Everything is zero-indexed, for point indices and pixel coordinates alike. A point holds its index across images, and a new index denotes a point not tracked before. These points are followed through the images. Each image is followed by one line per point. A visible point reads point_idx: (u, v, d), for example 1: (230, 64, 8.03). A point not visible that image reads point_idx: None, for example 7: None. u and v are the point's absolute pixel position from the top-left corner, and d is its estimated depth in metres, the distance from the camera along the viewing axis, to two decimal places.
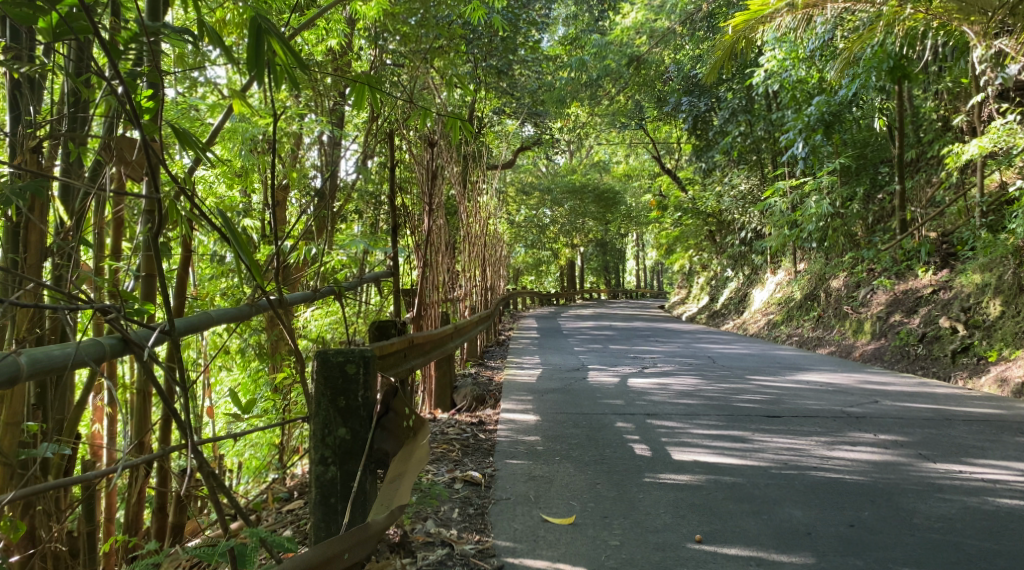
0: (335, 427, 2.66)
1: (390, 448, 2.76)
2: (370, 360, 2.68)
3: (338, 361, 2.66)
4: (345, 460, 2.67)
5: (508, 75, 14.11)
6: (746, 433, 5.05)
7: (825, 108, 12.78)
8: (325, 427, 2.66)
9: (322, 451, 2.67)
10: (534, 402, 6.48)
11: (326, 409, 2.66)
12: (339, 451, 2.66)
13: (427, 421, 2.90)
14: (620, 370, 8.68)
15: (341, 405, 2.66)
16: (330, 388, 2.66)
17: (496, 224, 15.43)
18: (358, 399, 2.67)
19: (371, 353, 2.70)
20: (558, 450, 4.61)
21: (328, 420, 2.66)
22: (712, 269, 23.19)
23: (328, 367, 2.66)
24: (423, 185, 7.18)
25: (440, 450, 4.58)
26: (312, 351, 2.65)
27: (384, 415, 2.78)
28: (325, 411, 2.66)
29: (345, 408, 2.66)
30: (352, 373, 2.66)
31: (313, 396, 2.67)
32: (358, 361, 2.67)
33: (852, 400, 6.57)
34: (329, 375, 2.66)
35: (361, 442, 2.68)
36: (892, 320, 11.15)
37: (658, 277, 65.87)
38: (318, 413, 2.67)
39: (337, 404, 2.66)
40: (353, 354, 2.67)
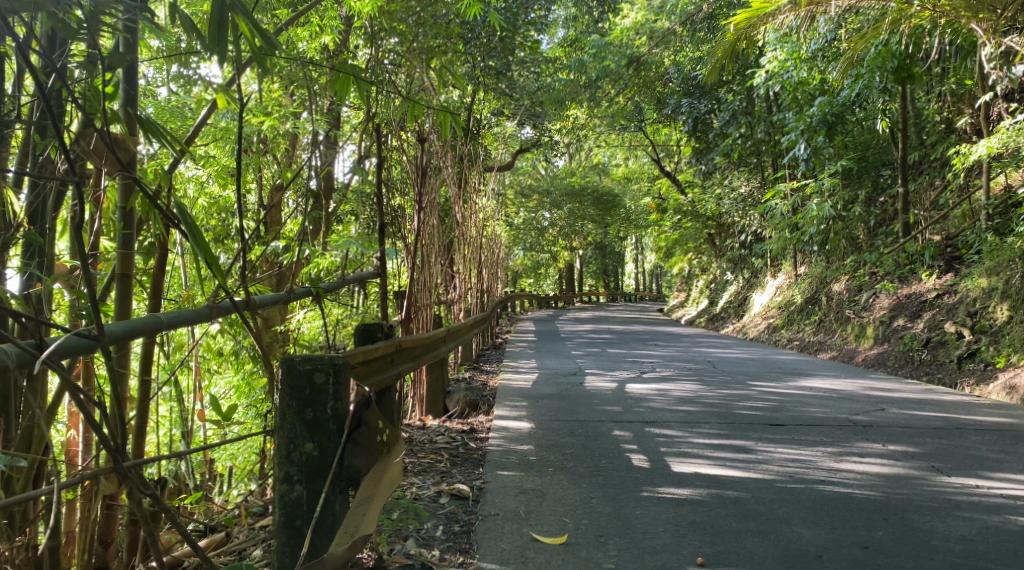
0: (301, 442, 2.46)
1: (363, 466, 2.51)
2: (342, 368, 2.47)
3: (306, 370, 2.45)
4: (312, 477, 2.47)
5: (507, 76, 13.89)
6: (749, 443, 4.83)
7: (827, 109, 12.54)
8: (291, 442, 2.47)
9: (288, 468, 2.47)
10: (528, 409, 6.25)
11: (292, 422, 2.46)
12: (305, 468, 2.46)
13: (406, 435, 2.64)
14: (618, 375, 8.45)
15: (308, 418, 2.45)
16: (297, 399, 2.46)
17: (494, 225, 15.22)
18: (327, 412, 2.46)
19: (342, 360, 2.48)
20: (552, 461, 4.39)
21: (293, 434, 2.46)
22: (711, 273, 22.99)
23: (295, 376, 2.45)
24: (415, 183, 6.96)
25: (428, 460, 4.35)
26: (279, 358, 2.45)
27: (357, 428, 2.53)
28: (291, 425, 2.46)
29: (312, 422, 2.46)
30: (321, 382, 2.45)
31: (279, 408, 2.47)
32: (328, 370, 2.46)
33: (857, 408, 6.35)
34: (296, 385, 2.46)
35: (329, 459, 2.47)
36: (895, 325, 10.94)
37: (657, 280, 65.65)
38: (283, 426, 2.47)
39: (305, 416, 2.46)
40: (323, 362, 2.45)
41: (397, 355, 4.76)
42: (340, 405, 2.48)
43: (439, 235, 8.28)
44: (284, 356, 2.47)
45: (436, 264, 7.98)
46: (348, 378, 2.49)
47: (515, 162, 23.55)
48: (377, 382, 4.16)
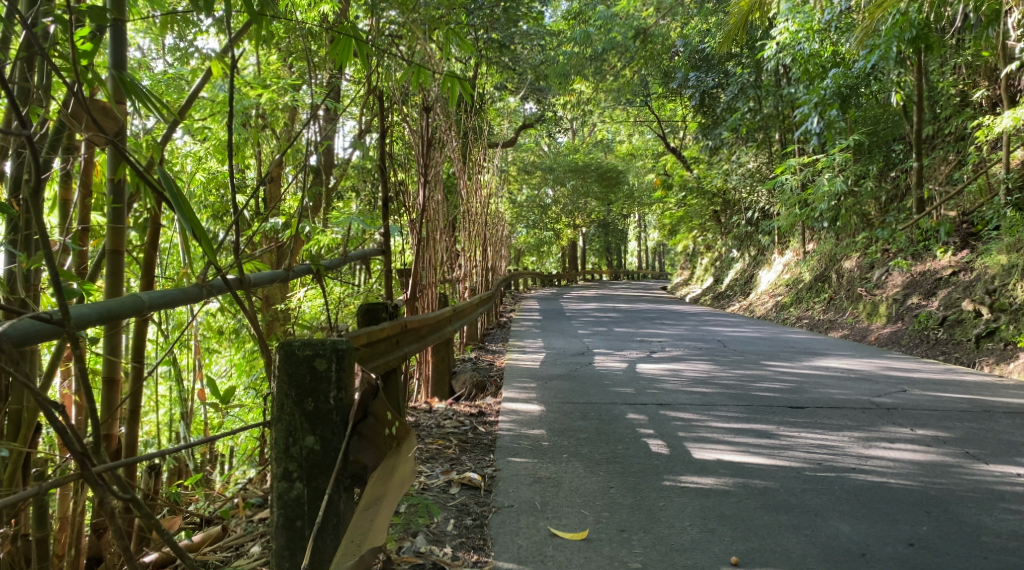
0: (302, 434, 2.25)
1: (369, 461, 2.29)
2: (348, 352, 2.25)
3: (306, 355, 2.23)
4: (312, 474, 2.26)
5: (511, 49, 13.56)
6: (771, 428, 4.62)
7: (841, 81, 12.16)
8: (289, 435, 2.26)
9: (286, 464, 2.26)
10: (538, 390, 6.03)
11: (292, 414, 2.25)
12: (306, 464, 2.26)
13: (413, 429, 2.40)
14: (627, 355, 8.23)
15: (309, 409, 2.24)
16: (297, 385, 2.24)
17: (497, 202, 14.95)
18: (329, 402, 2.24)
19: (345, 345, 2.25)
20: (566, 447, 4.17)
21: (292, 426, 2.25)
22: (716, 250, 22.73)
23: (293, 362, 2.23)
24: (420, 155, 6.68)
25: (435, 446, 4.13)
26: (276, 342, 2.22)
27: (363, 421, 2.30)
28: (291, 416, 2.25)
29: (313, 413, 2.24)
30: (324, 368, 2.23)
31: (276, 398, 2.25)
32: (330, 356, 2.23)
33: (878, 389, 6.13)
34: (294, 372, 2.24)
35: (332, 455, 2.26)
36: (909, 303, 10.71)
37: (660, 259, 65.30)
38: (280, 419, 2.25)
39: (305, 407, 2.24)
40: (326, 347, 2.23)
41: (401, 336, 4.54)
42: (344, 394, 2.26)
43: (443, 211, 8.03)
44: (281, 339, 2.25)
45: (440, 240, 7.75)
46: (353, 363, 2.28)
47: (518, 137, 23.24)
48: (377, 365, 3.93)
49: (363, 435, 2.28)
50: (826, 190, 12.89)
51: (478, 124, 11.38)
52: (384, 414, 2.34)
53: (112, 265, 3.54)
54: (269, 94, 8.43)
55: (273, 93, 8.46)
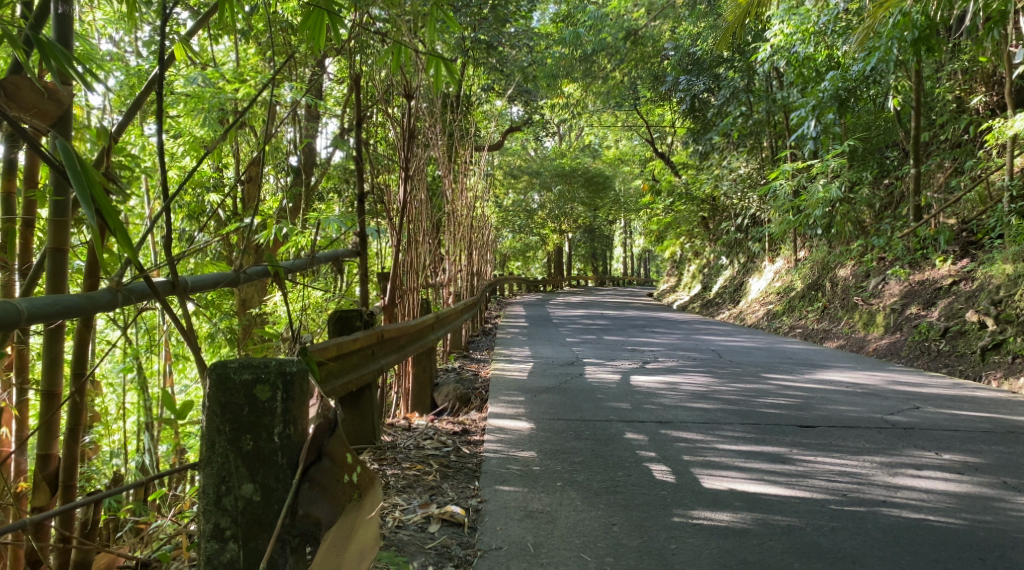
0: (239, 481, 2.01)
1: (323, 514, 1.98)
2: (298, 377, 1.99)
3: (245, 382, 1.98)
4: (249, 530, 2.01)
5: (500, 50, 13.12)
6: (784, 451, 4.21)
7: (840, 83, 11.78)
8: (223, 483, 2.02)
9: (219, 519, 2.02)
10: (527, 405, 5.57)
11: (226, 456, 2.01)
12: (242, 520, 2.01)
13: (379, 479, 2.04)
14: (620, 365, 7.79)
15: (246, 450, 1.99)
16: (234, 418, 2.00)
17: (484, 206, 14.50)
18: (272, 441, 1.99)
19: (293, 370, 2.00)
20: (560, 473, 3.74)
21: (226, 473, 2.01)
22: (704, 258, 22.36)
23: (229, 392, 1.99)
24: (400, 149, 6.21)
25: (413, 473, 3.67)
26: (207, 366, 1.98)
27: (315, 464, 1.99)
28: (224, 460, 2.01)
29: (252, 455, 2.00)
30: (267, 398, 1.98)
31: (208, 434, 2.01)
32: (273, 383, 1.98)
33: (889, 406, 5.71)
34: (230, 401, 2.00)
35: (272, 505, 2.00)
36: (908, 313, 10.37)
37: (645, 265, 64.94)
38: (211, 462, 2.02)
39: (242, 447, 2.00)
40: (272, 374, 1.98)
41: (378, 346, 4.12)
42: (292, 431, 2.00)
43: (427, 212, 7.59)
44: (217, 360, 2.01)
45: (425, 243, 7.28)
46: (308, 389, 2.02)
47: (505, 140, 22.82)
48: (345, 382, 3.52)
49: (314, 479, 1.98)
50: (821, 196, 12.50)
51: (463, 126, 10.97)
52: (343, 456, 2.02)
53: (51, 264, 3.02)
54: (246, 88, 7.98)
55: (250, 88, 7.99)
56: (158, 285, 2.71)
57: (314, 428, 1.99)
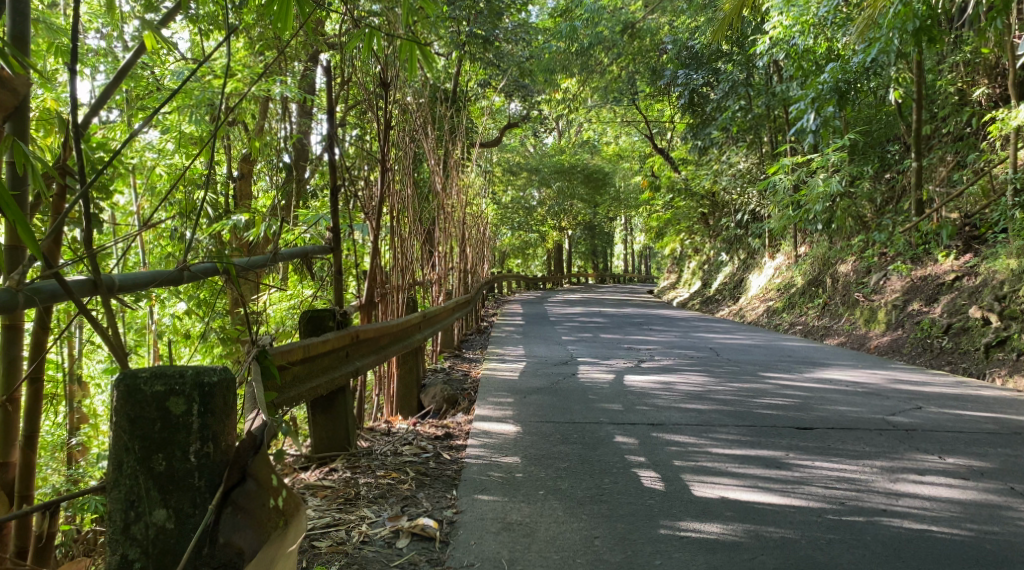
0: (151, 506, 2.13)
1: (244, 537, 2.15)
2: (214, 390, 2.13)
3: (157, 393, 2.11)
4: (160, 559, 2.13)
5: (495, 46, 12.89)
6: (780, 455, 4.02)
7: (840, 76, 11.46)
8: (132, 508, 2.13)
9: (127, 548, 2.12)
10: (514, 407, 5.38)
11: (135, 478, 2.13)
12: (153, 548, 2.12)
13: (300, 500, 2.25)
14: (614, 364, 7.59)
15: (158, 470, 2.12)
16: (146, 436, 2.12)
17: (480, 202, 14.28)
18: (186, 463, 2.13)
19: (205, 385, 2.13)
20: (542, 480, 3.56)
21: (136, 497, 2.12)
22: (704, 255, 22.12)
23: (139, 405, 2.11)
24: (378, 141, 6.01)
25: (386, 482, 3.49)
26: (116, 378, 2.09)
27: (238, 487, 2.17)
28: (133, 482, 2.12)
29: (165, 476, 2.13)
30: (182, 412, 2.12)
31: (116, 454, 2.12)
32: (186, 398, 2.11)
33: (890, 405, 5.51)
34: (140, 416, 2.11)
35: (189, 529, 2.14)
36: (909, 309, 10.16)
37: (646, 263, 64.76)
38: (119, 484, 2.13)
39: (154, 467, 2.13)
40: (187, 386, 2.12)
41: (353, 347, 3.93)
42: (207, 450, 2.15)
43: (414, 207, 7.40)
44: (125, 372, 2.12)
45: (411, 239, 7.09)
46: (223, 402, 2.16)
47: (504, 136, 22.57)
48: (313, 388, 3.34)
49: (238, 502, 2.16)
50: (822, 190, 12.27)
51: (455, 122, 10.77)
52: (265, 478, 2.21)
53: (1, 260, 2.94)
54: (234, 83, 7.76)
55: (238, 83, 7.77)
56: (72, 285, 2.51)
57: (238, 449, 2.19)
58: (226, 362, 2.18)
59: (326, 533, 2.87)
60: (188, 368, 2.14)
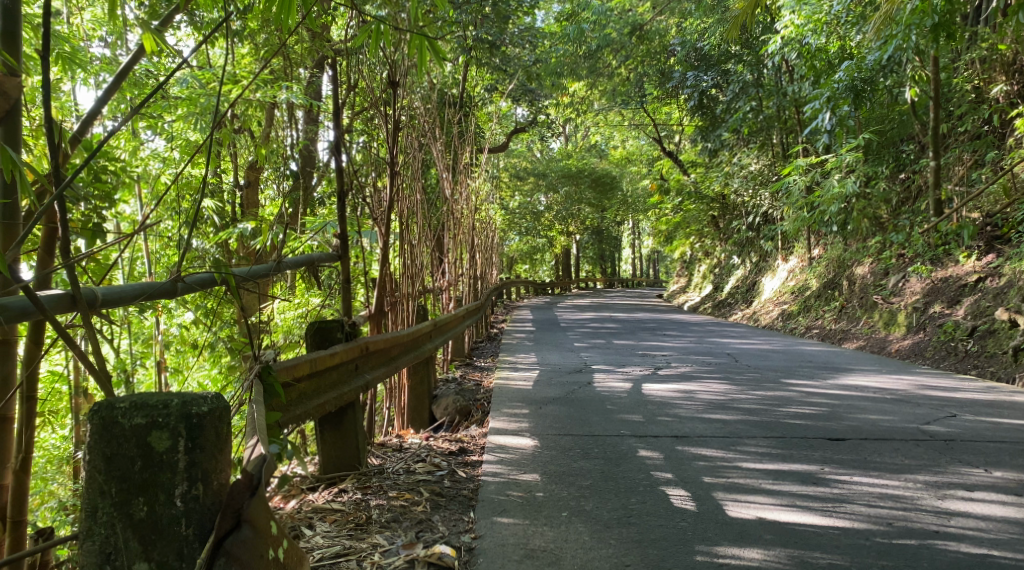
0: (131, 557, 2.03)
1: None
2: (202, 422, 2.03)
3: (137, 427, 2.02)
4: None
5: (502, 51, 12.68)
6: (814, 468, 3.82)
7: (855, 74, 11.20)
8: (108, 560, 2.03)
9: None
10: (530, 418, 5.18)
11: (112, 525, 2.03)
12: None
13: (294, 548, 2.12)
14: (630, 372, 7.37)
15: (139, 516, 2.02)
16: (125, 477, 2.02)
17: (489, 208, 14.06)
18: (167, 507, 2.03)
19: (188, 419, 2.02)
20: (565, 500, 3.36)
21: (112, 548, 2.03)
22: (715, 258, 21.84)
23: (118, 441, 2.02)
24: (385, 144, 5.80)
25: (399, 503, 3.30)
26: (93, 412, 2.00)
27: (231, 534, 2.03)
28: (109, 531, 2.03)
29: (146, 523, 2.03)
30: (166, 448, 2.02)
31: (91, 498, 2.03)
32: (169, 433, 2.02)
33: (923, 413, 5.27)
34: (119, 453, 2.02)
35: None
36: (931, 312, 9.91)
37: (654, 266, 64.52)
38: (93, 534, 2.03)
39: (133, 514, 2.03)
40: (172, 418, 2.02)
41: (362, 360, 3.73)
42: (193, 493, 2.05)
43: (423, 212, 7.19)
44: (102, 405, 2.02)
45: (421, 246, 6.88)
46: (212, 435, 2.06)
47: (510, 142, 22.33)
48: (320, 406, 3.14)
49: (231, 551, 2.02)
50: (837, 191, 12.01)
51: (463, 126, 10.56)
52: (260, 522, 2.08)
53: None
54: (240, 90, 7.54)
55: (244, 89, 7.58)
56: (45, 301, 2.33)
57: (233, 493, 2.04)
58: (214, 392, 2.09)
59: (337, 564, 2.70)
60: (173, 399, 2.04)
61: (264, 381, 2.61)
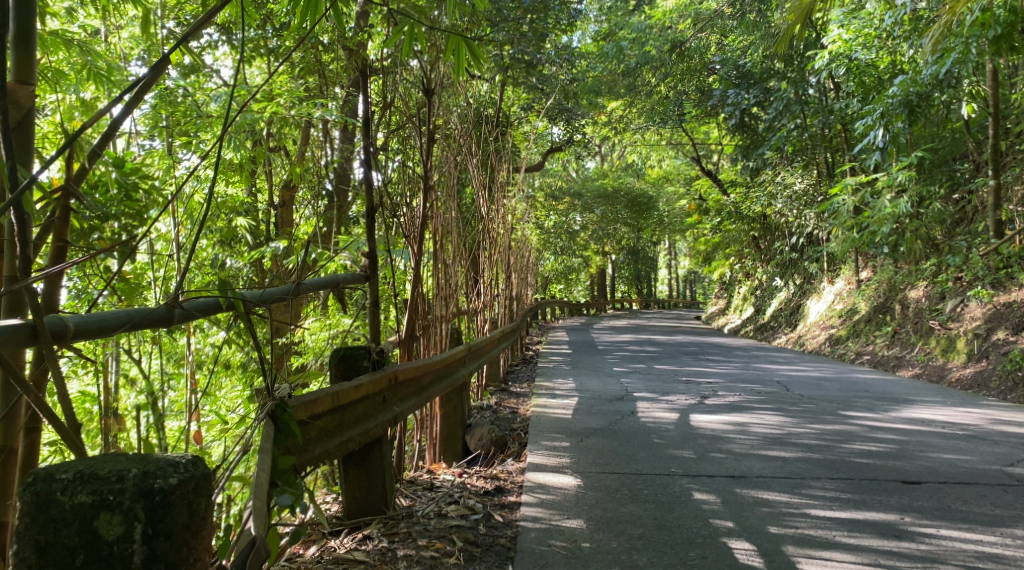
0: None
1: None
2: (167, 501, 1.78)
3: (82, 506, 1.73)
4: None
5: (539, 69, 12.35)
6: (894, 518, 3.40)
7: (910, 88, 10.66)
8: None
9: None
10: (571, 452, 4.82)
11: None
12: None
13: None
14: (676, 401, 6.96)
15: None
16: None
17: (524, 228, 13.71)
18: None
19: (144, 500, 1.75)
20: (614, 555, 3.00)
21: None
22: (755, 279, 21.25)
23: (57, 525, 1.74)
24: (418, 158, 5.50)
25: (430, 554, 2.97)
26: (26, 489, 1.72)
27: None
28: None
29: None
30: (118, 536, 1.74)
31: None
32: (124, 517, 1.74)
33: (1003, 453, 4.80)
34: (56, 541, 1.74)
35: None
36: (994, 339, 9.37)
37: (691, 288, 63.72)
38: None
39: None
40: (127, 496, 1.74)
41: (390, 390, 3.39)
42: None
43: (458, 229, 6.88)
44: (40, 478, 1.74)
45: (455, 265, 6.56)
46: (179, 515, 1.80)
47: (546, 161, 21.98)
48: (341, 444, 2.80)
49: None
50: (889, 212, 11.50)
51: (499, 143, 10.24)
52: None
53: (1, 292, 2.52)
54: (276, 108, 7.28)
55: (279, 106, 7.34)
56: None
57: None
58: (181, 460, 1.83)
59: None
60: (130, 471, 1.77)
61: (278, 420, 2.35)
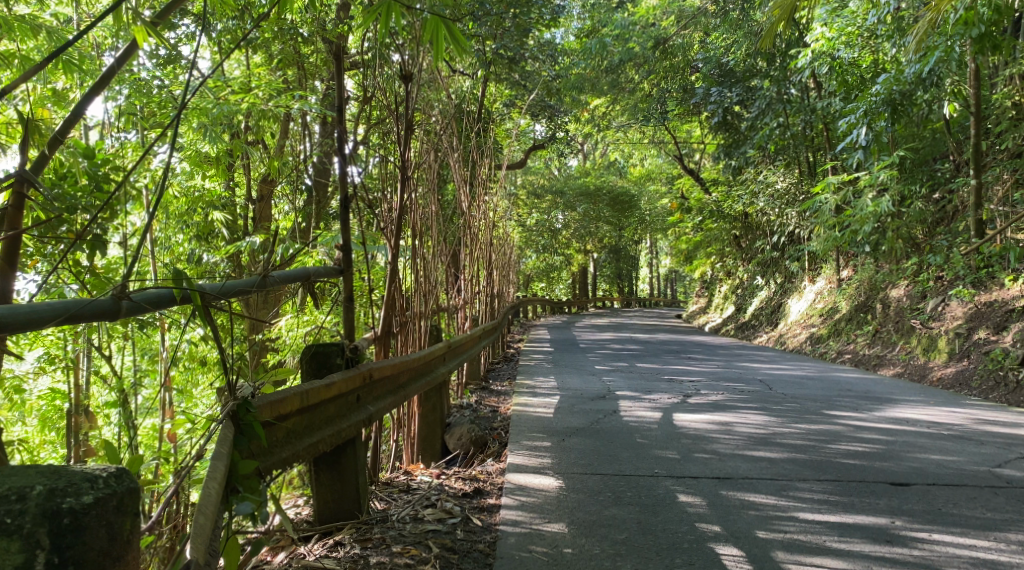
0: None
1: None
2: (75, 523, 1.69)
3: None
4: None
5: (521, 65, 12.19)
6: (884, 522, 3.31)
7: (892, 87, 10.60)
8: None
9: None
10: (552, 452, 4.70)
11: None
12: None
13: None
14: (658, 400, 6.85)
15: None
16: None
17: (506, 224, 13.55)
18: None
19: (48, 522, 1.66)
20: (598, 562, 2.88)
21: None
22: (736, 278, 21.24)
23: None
24: (397, 148, 5.28)
25: (404, 563, 2.84)
26: None
27: None
28: None
29: None
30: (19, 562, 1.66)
31: None
32: (25, 539, 1.66)
33: (991, 454, 4.72)
34: None
35: None
36: (976, 338, 9.34)
37: (671, 286, 63.89)
38: None
39: None
40: (29, 517, 1.66)
41: (364, 390, 3.23)
42: None
43: (437, 224, 6.71)
44: None
45: (435, 261, 6.39)
46: (92, 537, 1.71)
47: (528, 159, 21.82)
48: (309, 447, 2.64)
49: None
50: (871, 211, 11.47)
51: (480, 138, 10.07)
52: None
53: None
54: (253, 99, 7.08)
55: (256, 97, 7.11)
56: None
57: None
58: (98, 476, 1.75)
59: None
60: (37, 487, 1.68)
61: (239, 421, 2.21)
